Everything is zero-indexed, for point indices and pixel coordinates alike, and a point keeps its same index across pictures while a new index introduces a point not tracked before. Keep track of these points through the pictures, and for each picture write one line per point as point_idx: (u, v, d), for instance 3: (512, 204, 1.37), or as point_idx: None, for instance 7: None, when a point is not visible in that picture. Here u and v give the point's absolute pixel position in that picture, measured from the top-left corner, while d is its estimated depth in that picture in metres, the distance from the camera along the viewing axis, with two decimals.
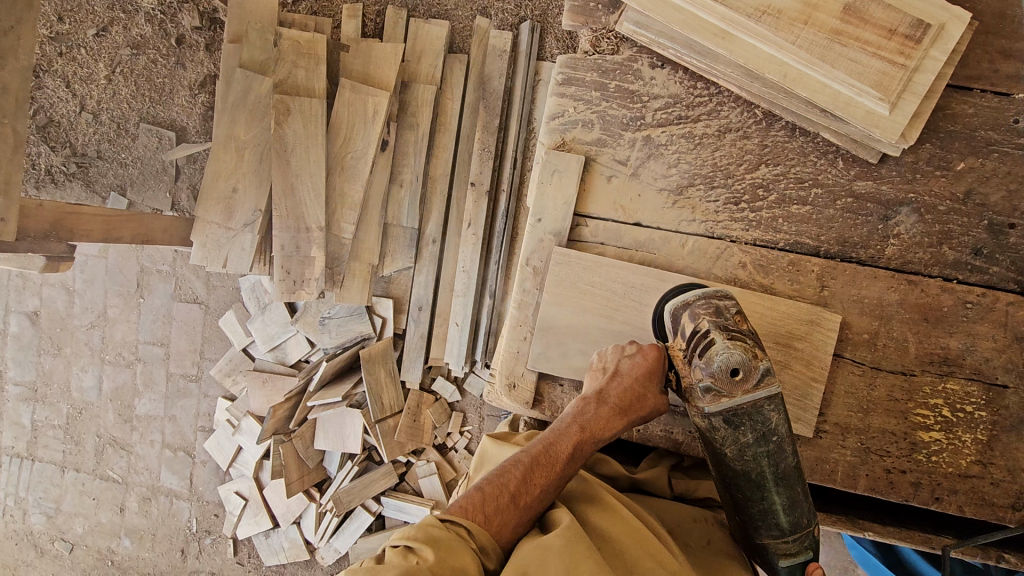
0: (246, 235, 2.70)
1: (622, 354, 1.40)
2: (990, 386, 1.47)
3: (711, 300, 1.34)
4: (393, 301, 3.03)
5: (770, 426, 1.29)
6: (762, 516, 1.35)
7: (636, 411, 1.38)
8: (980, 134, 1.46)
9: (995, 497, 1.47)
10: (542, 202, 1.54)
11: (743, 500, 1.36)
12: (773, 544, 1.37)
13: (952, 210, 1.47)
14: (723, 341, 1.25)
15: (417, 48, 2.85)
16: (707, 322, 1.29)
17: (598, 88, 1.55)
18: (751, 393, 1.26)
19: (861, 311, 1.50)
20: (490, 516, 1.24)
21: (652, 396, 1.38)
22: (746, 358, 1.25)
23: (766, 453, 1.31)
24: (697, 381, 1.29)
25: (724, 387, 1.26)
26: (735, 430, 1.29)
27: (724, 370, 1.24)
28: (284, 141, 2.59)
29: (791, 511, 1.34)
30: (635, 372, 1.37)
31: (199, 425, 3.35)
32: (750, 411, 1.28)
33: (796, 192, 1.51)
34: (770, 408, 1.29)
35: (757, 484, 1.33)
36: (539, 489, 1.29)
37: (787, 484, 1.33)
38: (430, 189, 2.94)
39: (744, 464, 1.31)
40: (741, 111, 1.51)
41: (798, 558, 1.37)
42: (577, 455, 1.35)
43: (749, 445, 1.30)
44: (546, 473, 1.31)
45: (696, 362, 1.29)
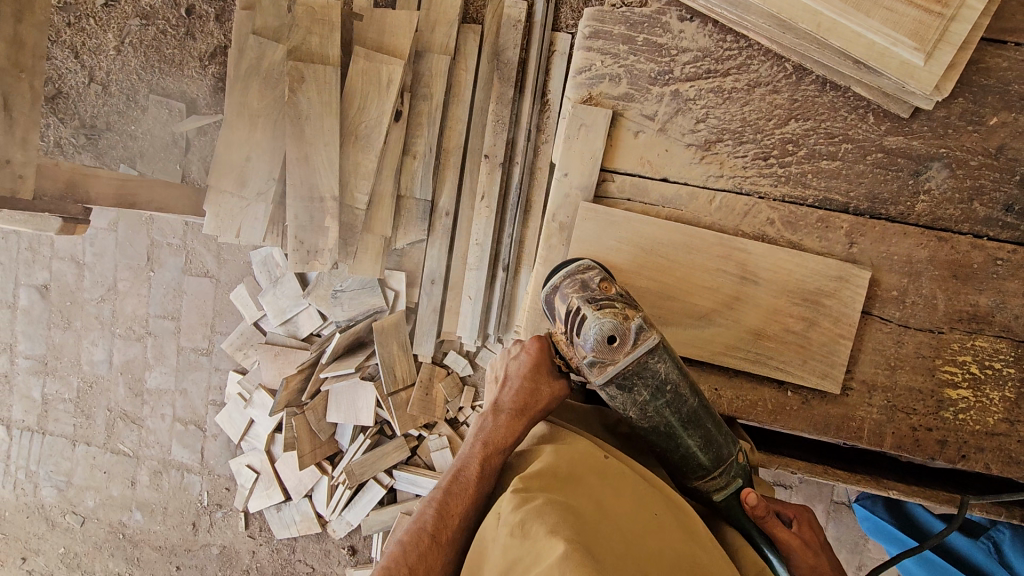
0: (259, 204, 2.70)
1: (506, 361, 1.46)
2: (1018, 343, 1.46)
3: (575, 277, 1.36)
4: (406, 274, 3.02)
5: (661, 377, 1.30)
6: (683, 461, 1.39)
7: (535, 408, 1.41)
8: (1014, 88, 1.44)
9: (1021, 455, 1.47)
10: (568, 156, 1.52)
11: (663, 451, 1.40)
12: (704, 484, 1.41)
13: (983, 166, 1.46)
14: (591, 314, 1.28)
15: (431, 17, 2.81)
16: (575, 299, 1.32)
17: (626, 42, 1.53)
18: (631, 353, 1.26)
19: (890, 268, 1.49)
20: (414, 566, 1.18)
21: (547, 391, 1.42)
22: (618, 322, 1.27)
23: (667, 404, 1.32)
24: (581, 359, 1.30)
25: (606, 356, 1.27)
26: (628, 394, 1.30)
27: (599, 340, 1.27)
28: (298, 108, 2.57)
29: (707, 449, 1.37)
30: (522, 373, 1.41)
31: (210, 399, 3.36)
32: (637, 371, 1.28)
33: (825, 147, 1.50)
34: (656, 361, 1.29)
35: (668, 435, 1.35)
36: (458, 519, 1.26)
37: (696, 426, 1.35)
38: (444, 161, 2.92)
39: (650, 421, 1.34)
40: (770, 65, 1.49)
41: (729, 490, 1.41)
42: (489, 470, 1.33)
43: (647, 402, 1.31)
44: (462, 499, 1.27)
45: (576, 340, 1.31)
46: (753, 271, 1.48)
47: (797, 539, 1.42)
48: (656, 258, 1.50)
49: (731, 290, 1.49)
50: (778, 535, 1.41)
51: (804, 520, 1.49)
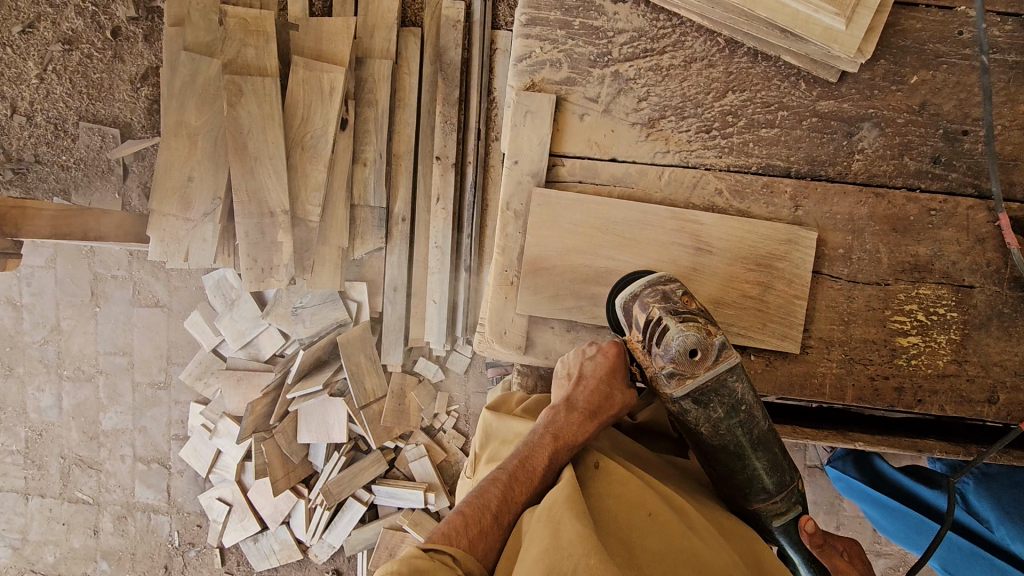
0: (206, 225, 2.60)
1: (584, 357, 1.41)
2: (958, 287, 1.54)
3: (656, 287, 1.36)
4: (368, 284, 2.97)
5: (737, 396, 1.31)
6: (749, 484, 1.37)
7: (606, 412, 1.38)
8: (929, 47, 1.52)
9: (972, 393, 1.54)
10: (517, 143, 1.52)
11: (727, 473, 1.38)
12: (765, 507, 1.40)
13: (909, 123, 1.54)
14: (679, 326, 1.28)
15: (369, 23, 2.80)
16: (658, 310, 1.31)
17: (563, 27, 1.54)
18: (712, 368, 1.28)
19: (834, 226, 1.54)
20: (474, 540, 1.16)
21: (619, 396, 1.40)
22: (701, 337, 1.28)
23: (738, 423, 1.33)
24: (659, 368, 1.31)
25: (686, 369, 1.28)
26: (704, 408, 1.31)
27: (682, 352, 1.27)
28: (238, 122, 2.50)
29: (775, 473, 1.37)
30: (599, 373, 1.37)
31: (173, 434, 3.21)
32: (716, 387, 1.30)
33: (763, 116, 1.54)
34: (733, 378, 1.31)
35: (737, 455, 1.35)
36: (520, 505, 1.25)
37: (766, 449, 1.35)
38: (396, 166, 2.90)
39: (721, 439, 1.33)
40: (704, 40, 1.54)
41: (789, 516, 1.41)
42: (554, 464, 1.31)
43: (719, 422, 1.32)
44: (525, 487, 1.25)
45: (655, 349, 1.31)
46: (706, 241, 1.51)
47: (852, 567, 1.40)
48: (612, 236, 1.51)
49: (687, 262, 1.52)
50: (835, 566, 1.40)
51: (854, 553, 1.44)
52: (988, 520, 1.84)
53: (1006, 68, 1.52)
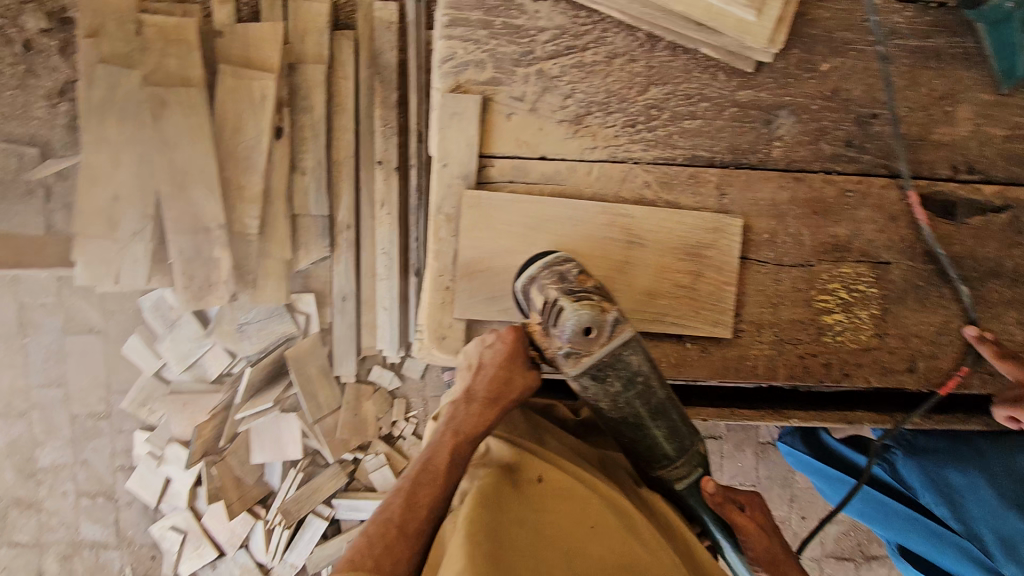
0: (136, 245, 2.49)
1: (482, 345, 1.38)
2: (876, 264, 1.62)
3: (553, 268, 1.35)
4: (315, 295, 2.89)
5: (634, 369, 1.32)
6: (649, 452, 1.41)
7: (508, 397, 1.40)
8: (838, 35, 1.58)
9: (893, 364, 1.63)
10: (445, 145, 1.51)
11: (630, 442, 1.41)
12: (667, 473, 1.44)
13: (824, 108, 1.60)
14: (572, 305, 1.27)
15: (299, 28, 2.70)
16: (554, 291, 1.30)
17: (485, 27, 1.54)
18: (606, 344, 1.28)
19: (758, 212, 1.59)
20: (381, 557, 1.22)
21: (522, 380, 1.40)
22: (594, 314, 1.27)
23: (637, 395, 1.34)
24: (557, 348, 1.31)
25: (581, 348, 1.28)
26: (601, 384, 1.32)
27: (577, 331, 1.27)
28: (164, 136, 2.42)
29: (673, 440, 1.40)
30: (496, 362, 1.36)
31: (118, 465, 3.06)
32: (612, 362, 1.30)
33: (685, 108, 1.58)
34: (629, 352, 1.31)
35: (636, 425, 1.38)
36: (426, 507, 1.31)
37: (664, 418, 1.38)
38: (336, 173, 2.82)
39: (619, 412, 1.36)
40: (624, 36, 1.55)
41: (690, 479, 1.45)
42: (457, 458, 1.37)
43: (617, 397, 1.33)
44: (430, 489, 1.32)
45: (553, 330, 1.31)
46: (637, 234, 1.54)
47: (752, 523, 1.47)
48: (545, 234, 1.52)
49: (620, 255, 1.54)
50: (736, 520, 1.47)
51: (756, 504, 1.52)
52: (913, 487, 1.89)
53: (907, 53, 1.59)
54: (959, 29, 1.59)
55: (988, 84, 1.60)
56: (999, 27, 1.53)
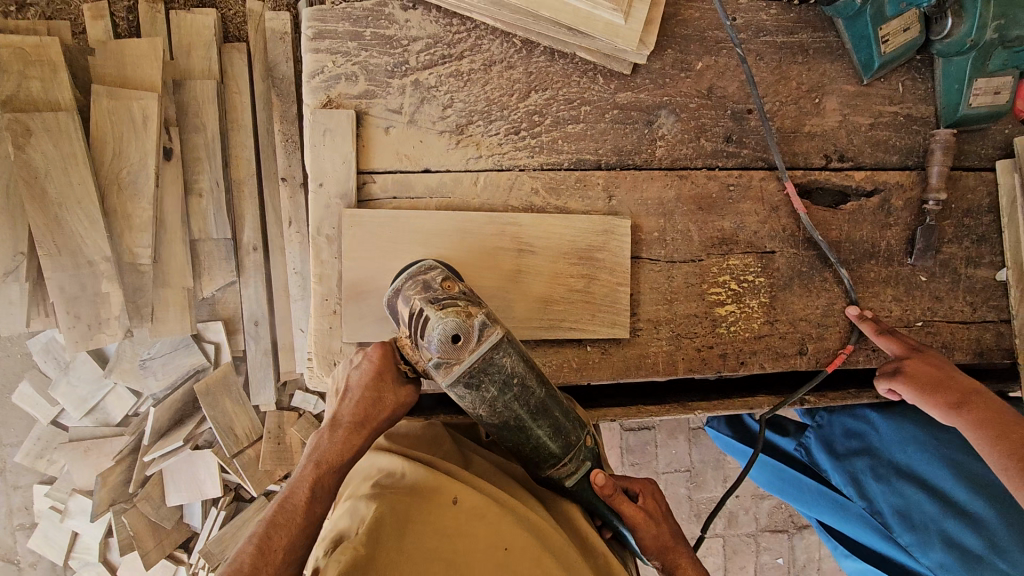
0: (10, 285, 2.30)
1: (349, 368, 1.32)
2: (762, 254, 1.66)
3: (417, 278, 1.29)
4: (224, 322, 2.75)
5: (507, 371, 1.25)
6: (536, 452, 1.36)
7: (377, 419, 1.29)
8: (709, 34, 1.62)
9: (785, 348, 1.68)
10: (320, 164, 1.46)
11: (516, 445, 1.35)
12: (555, 472, 1.41)
13: (701, 106, 1.63)
14: (435, 314, 1.19)
15: (182, 42, 2.56)
16: (417, 302, 1.23)
17: (354, 38, 1.48)
18: (475, 350, 1.20)
19: (646, 211, 1.61)
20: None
21: (391, 399, 1.30)
22: (460, 320, 1.19)
23: (514, 398, 1.28)
24: (428, 360, 1.22)
25: (450, 356, 1.19)
26: (476, 392, 1.24)
27: (444, 340, 1.18)
28: (32, 165, 2.20)
29: (557, 436, 1.36)
30: (361, 383, 1.29)
31: (17, 524, 2.81)
32: (484, 368, 1.22)
33: (567, 113, 1.57)
34: (501, 355, 1.24)
35: (518, 429, 1.31)
36: (283, 554, 1.13)
37: (546, 416, 1.33)
38: (237, 193, 2.69)
39: (500, 418, 1.29)
40: (500, 43, 1.54)
41: (579, 474, 1.43)
42: (322, 494, 1.21)
43: (493, 402, 1.26)
44: (287, 530, 1.14)
45: (421, 342, 1.22)
46: (527, 242, 1.52)
47: (641, 513, 1.49)
48: (433, 248, 1.48)
49: (511, 263, 1.52)
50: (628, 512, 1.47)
51: (649, 493, 1.56)
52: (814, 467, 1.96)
53: (775, 49, 1.64)
54: (821, 25, 1.65)
55: (852, 75, 1.67)
56: (854, 23, 1.57)
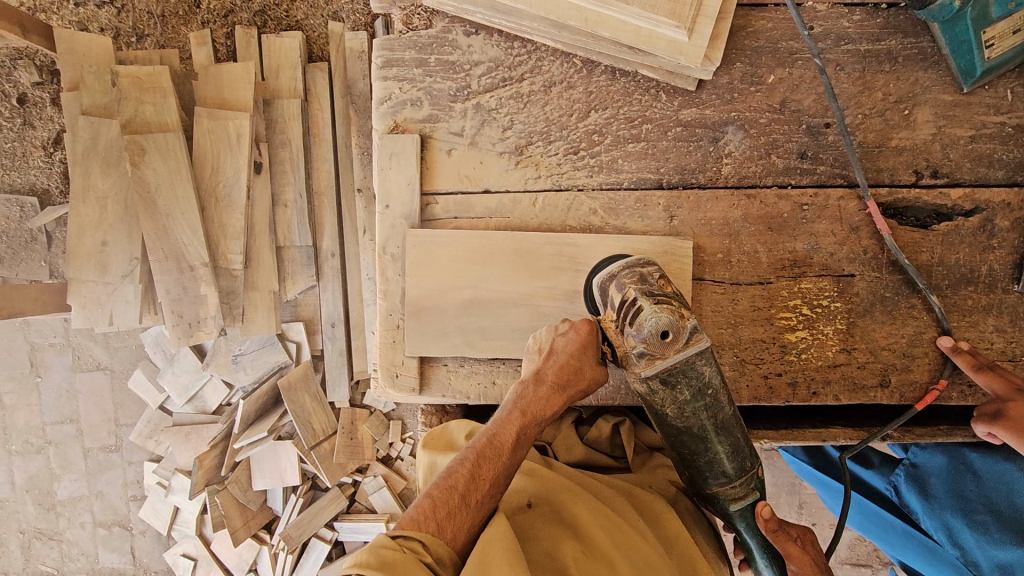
0: (126, 286, 2.58)
1: (554, 333, 1.36)
2: (839, 278, 1.56)
3: (635, 269, 1.35)
4: (305, 323, 2.96)
5: (704, 379, 1.31)
6: (709, 466, 1.39)
7: (576, 387, 1.34)
8: (783, 45, 1.53)
9: (864, 379, 1.57)
10: (386, 187, 1.53)
11: (689, 456, 1.39)
12: (723, 491, 1.43)
13: (773, 121, 1.55)
14: (652, 306, 1.26)
15: (273, 65, 2.79)
16: (632, 290, 1.30)
17: (419, 65, 1.54)
18: (682, 350, 1.27)
19: (710, 232, 1.56)
20: (443, 521, 1.18)
21: (591, 369, 1.34)
22: (674, 318, 1.26)
23: (704, 407, 1.33)
24: (631, 347, 1.28)
25: (656, 350, 1.26)
26: (671, 389, 1.30)
27: (655, 333, 1.25)
28: (145, 180, 2.47)
29: (734, 456, 1.39)
30: (568, 348, 1.33)
31: (130, 495, 3.19)
32: (685, 369, 1.29)
33: (628, 131, 1.55)
34: (702, 362, 1.30)
35: (699, 438, 1.36)
36: (490, 483, 1.24)
37: (730, 432, 1.38)
38: (318, 203, 2.87)
39: (685, 422, 1.34)
40: (560, 63, 1.54)
41: (746, 501, 1.45)
42: (523, 440, 1.30)
43: (684, 407, 1.32)
44: (493, 465, 1.25)
45: (626, 330, 1.29)
46: (584, 263, 1.52)
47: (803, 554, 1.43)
48: (492, 269, 1.51)
49: (570, 284, 1.52)
50: (787, 550, 1.44)
51: (808, 540, 1.48)
52: (918, 512, 1.83)
53: (858, 58, 1.53)
54: (913, 29, 1.52)
55: (950, 83, 1.53)
56: (951, 27, 1.44)
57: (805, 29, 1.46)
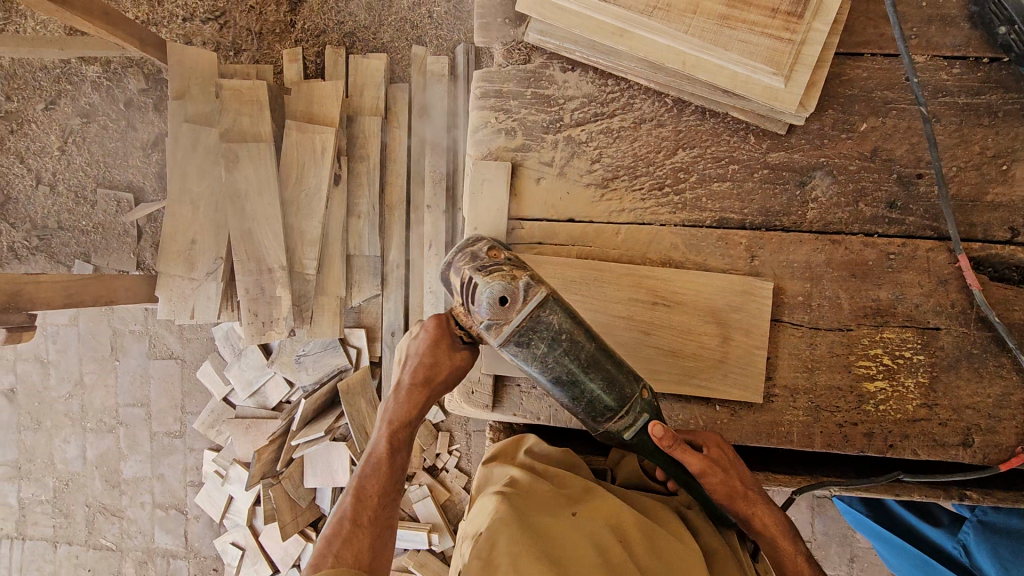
0: (210, 283, 2.74)
1: (409, 339, 1.40)
2: (923, 330, 1.54)
3: (466, 251, 1.34)
4: (366, 330, 3.07)
5: (556, 327, 1.25)
6: (591, 408, 1.32)
7: (437, 380, 1.37)
8: (877, 94, 1.54)
9: (945, 436, 1.53)
10: (476, 211, 1.60)
11: (569, 403, 1.33)
12: (612, 426, 1.35)
13: (863, 169, 1.55)
14: (483, 279, 1.24)
15: (358, 83, 2.95)
16: (466, 271, 1.28)
17: (516, 97, 1.62)
18: (522, 309, 1.22)
19: (792, 275, 1.56)
20: (342, 553, 1.24)
21: (451, 358, 1.37)
22: (505, 283, 1.23)
23: (565, 352, 1.27)
24: (478, 323, 1.26)
25: (500, 318, 1.23)
26: (525, 350, 1.26)
27: (493, 302, 1.22)
28: (236, 186, 2.65)
29: (610, 389, 1.31)
30: (418, 349, 1.36)
31: (188, 480, 3.34)
32: (532, 326, 1.24)
33: (715, 171, 1.58)
34: (549, 313, 1.25)
35: (571, 383, 1.29)
36: (377, 498, 1.31)
37: (600, 369, 1.29)
38: (388, 216, 3.00)
39: (551, 373, 1.28)
40: (652, 101, 1.59)
41: (635, 428, 1.35)
42: (400, 447, 1.36)
43: (544, 355, 1.26)
44: (377, 479, 1.32)
45: (471, 309, 1.27)
46: (664, 295, 1.55)
47: (707, 460, 1.35)
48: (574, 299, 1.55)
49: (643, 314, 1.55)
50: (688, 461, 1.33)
51: (713, 443, 1.41)
52: None
53: (955, 111, 1.52)
54: (1015, 85, 1.51)
55: None
56: None
57: (915, 77, 1.47)
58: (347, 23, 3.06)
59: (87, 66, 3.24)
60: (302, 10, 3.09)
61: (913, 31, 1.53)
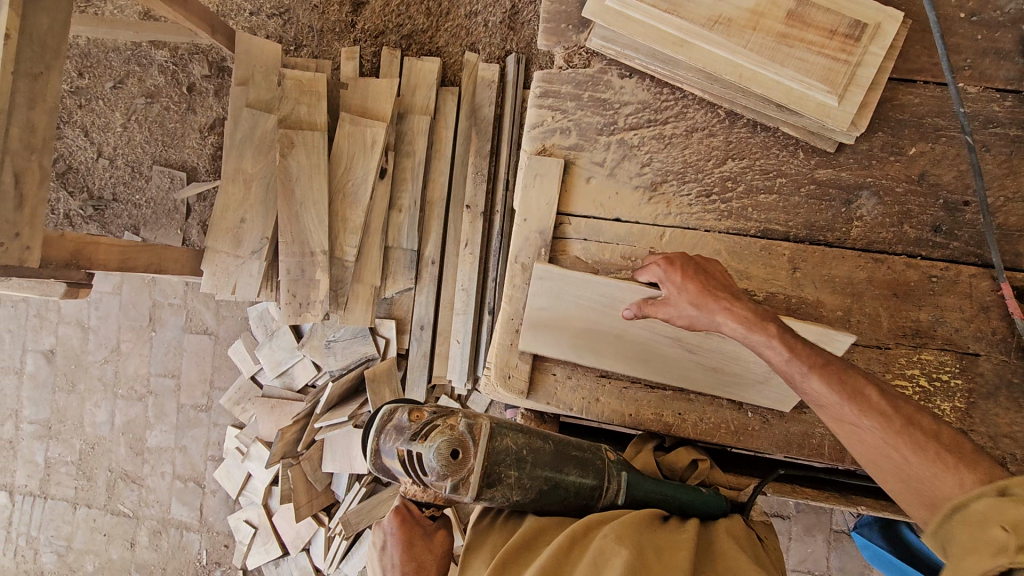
0: (253, 262, 2.83)
1: (382, 552, 1.45)
2: (961, 354, 1.55)
3: (388, 428, 1.37)
4: (396, 321, 3.13)
5: (514, 449, 1.38)
6: (582, 500, 1.44)
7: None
8: (928, 121, 1.57)
9: None
10: (527, 203, 1.66)
11: (564, 505, 1.44)
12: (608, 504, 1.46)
13: (909, 192, 1.58)
14: (424, 444, 1.30)
15: (412, 82, 3.06)
16: (402, 448, 1.32)
17: (573, 98, 1.69)
18: (476, 452, 1.32)
19: (833, 290, 1.59)
20: None
21: (431, 550, 1.44)
22: (448, 437, 1.31)
23: (534, 464, 1.40)
24: (442, 489, 1.31)
25: (459, 471, 1.30)
26: (500, 483, 1.35)
27: (445, 460, 1.29)
28: (288, 171, 2.76)
29: (585, 471, 1.45)
30: (397, 559, 1.43)
31: (209, 455, 3.42)
32: (491, 461, 1.34)
33: (762, 182, 1.62)
34: (499, 437, 1.38)
35: (553, 486, 1.41)
36: None
37: (569, 461, 1.44)
38: (428, 213, 3.08)
39: (533, 489, 1.39)
40: (705, 112, 1.65)
41: (623, 492, 1.47)
42: None
43: (520, 477, 1.37)
44: None
45: (427, 478, 1.31)
46: None
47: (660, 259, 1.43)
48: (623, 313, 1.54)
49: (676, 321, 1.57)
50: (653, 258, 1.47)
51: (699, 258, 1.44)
52: None
53: (1005, 142, 1.55)
54: None
55: None
56: None
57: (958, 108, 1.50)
58: (406, 26, 3.19)
59: (156, 50, 3.42)
60: (363, 12, 3.23)
61: (967, 61, 1.55)
